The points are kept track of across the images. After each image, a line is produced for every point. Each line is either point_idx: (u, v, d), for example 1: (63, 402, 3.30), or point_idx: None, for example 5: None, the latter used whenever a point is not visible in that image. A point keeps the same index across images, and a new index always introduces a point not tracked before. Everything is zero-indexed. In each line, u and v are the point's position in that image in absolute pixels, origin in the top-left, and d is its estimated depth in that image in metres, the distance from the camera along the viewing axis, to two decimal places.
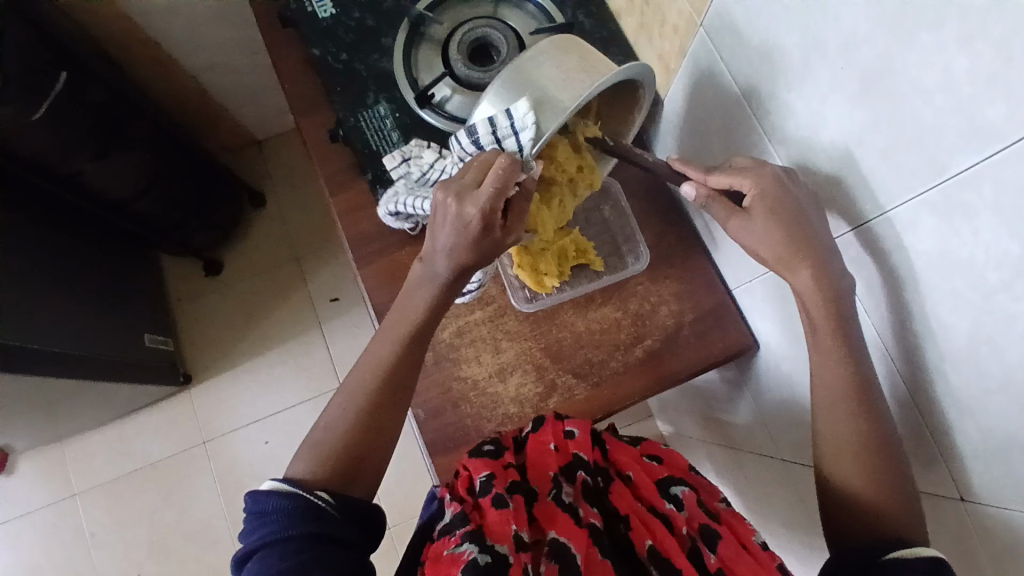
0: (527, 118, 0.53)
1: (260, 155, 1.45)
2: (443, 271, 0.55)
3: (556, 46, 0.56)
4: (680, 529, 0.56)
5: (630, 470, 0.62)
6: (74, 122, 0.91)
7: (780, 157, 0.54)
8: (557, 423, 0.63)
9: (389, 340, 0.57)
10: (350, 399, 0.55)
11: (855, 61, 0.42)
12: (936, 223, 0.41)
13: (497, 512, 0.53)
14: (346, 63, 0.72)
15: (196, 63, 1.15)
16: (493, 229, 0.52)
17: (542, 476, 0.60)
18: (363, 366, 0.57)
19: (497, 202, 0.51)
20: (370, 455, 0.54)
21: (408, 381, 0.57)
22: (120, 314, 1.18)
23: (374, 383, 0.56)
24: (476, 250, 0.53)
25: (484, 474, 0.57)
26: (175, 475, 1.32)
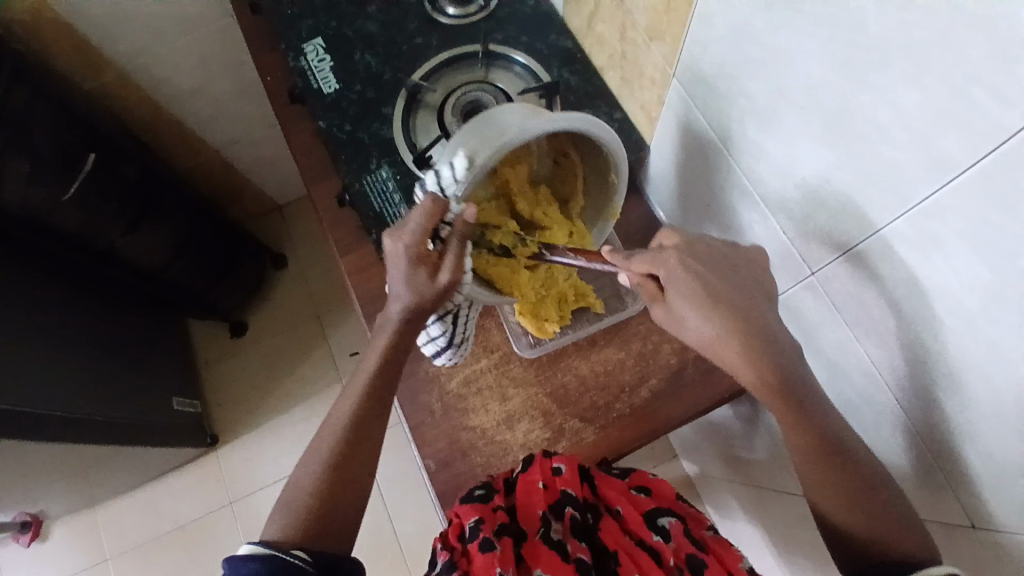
0: (461, 167, 0.55)
1: (282, 219, 1.52)
2: (394, 316, 0.58)
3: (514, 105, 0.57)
4: (667, 560, 0.56)
5: (618, 504, 0.61)
6: (105, 199, 0.98)
7: (758, 197, 0.56)
8: (545, 461, 0.61)
9: (350, 394, 0.59)
10: (315, 458, 0.56)
11: (815, 103, 0.44)
12: (909, 253, 0.42)
13: (484, 556, 0.53)
14: (350, 132, 0.77)
15: (219, 138, 1.23)
16: (423, 266, 0.55)
17: (531, 516, 0.59)
18: (329, 422, 0.59)
19: (422, 237, 0.55)
20: (339, 510, 0.55)
21: (371, 431, 0.58)
22: (149, 379, 1.23)
23: (337, 439, 0.57)
24: (411, 290, 0.55)
25: (473, 519, 0.56)
26: (202, 536, 1.33)
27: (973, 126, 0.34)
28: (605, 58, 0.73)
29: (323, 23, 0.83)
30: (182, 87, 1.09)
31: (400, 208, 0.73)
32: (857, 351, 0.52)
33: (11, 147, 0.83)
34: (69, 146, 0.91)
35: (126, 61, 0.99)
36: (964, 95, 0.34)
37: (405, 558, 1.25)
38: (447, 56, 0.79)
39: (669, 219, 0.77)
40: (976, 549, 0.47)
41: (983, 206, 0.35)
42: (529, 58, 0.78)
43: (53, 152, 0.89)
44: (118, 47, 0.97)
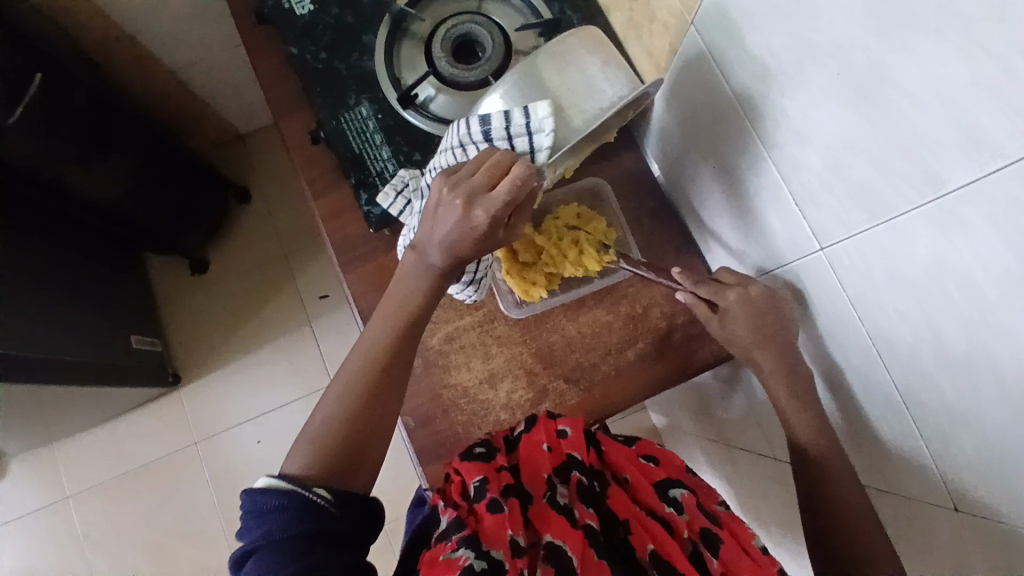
0: (545, 118, 0.52)
1: (245, 150, 1.41)
2: (439, 260, 0.54)
3: (584, 43, 0.56)
4: (680, 533, 0.57)
5: (628, 472, 0.62)
6: (53, 130, 0.88)
7: (772, 162, 0.53)
8: (549, 422, 0.61)
9: (384, 330, 0.57)
10: (344, 391, 0.55)
11: (848, 67, 0.41)
12: (932, 234, 0.40)
13: (493, 517, 0.53)
14: (326, 62, 0.69)
15: (176, 58, 1.11)
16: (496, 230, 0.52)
17: (536, 477, 0.59)
18: (359, 355, 0.57)
19: (508, 210, 0.50)
20: (369, 443, 0.54)
21: (406, 364, 0.57)
22: (106, 318, 1.16)
23: (372, 375, 0.55)
24: (471, 242, 0.52)
25: (477, 478, 0.56)
26: (168, 475, 1.31)
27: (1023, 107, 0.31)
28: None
29: None
30: (138, 1, 0.96)
31: (382, 151, 0.68)
32: (855, 327, 0.51)
33: None
34: (12, 66, 0.80)
35: None
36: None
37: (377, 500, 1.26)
38: None
39: (666, 178, 0.74)
40: (952, 528, 0.49)
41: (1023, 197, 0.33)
42: None
43: None
44: None
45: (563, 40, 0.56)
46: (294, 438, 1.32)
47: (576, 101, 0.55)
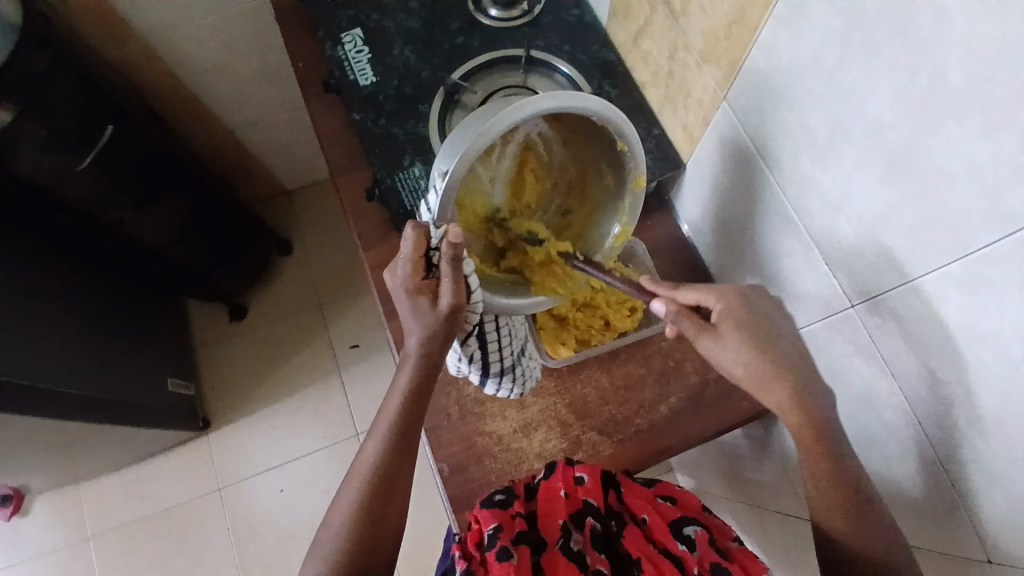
0: (438, 186, 0.57)
1: (290, 205, 1.50)
2: (413, 352, 0.58)
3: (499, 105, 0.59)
4: (691, 570, 0.55)
5: (643, 512, 0.60)
6: (116, 174, 0.95)
7: (803, 226, 0.56)
8: (567, 469, 0.62)
9: (377, 438, 0.58)
10: (348, 501, 0.55)
11: (880, 144, 0.45)
12: (962, 297, 0.42)
13: (501, 566, 0.52)
14: (385, 127, 0.76)
15: (236, 118, 1.22)
16: (422, 298, 0.56)
17: (551, 524, 0.58)
18: (359, 466, 0.57)
19: (413, 268, 0.56)
20: (377, 548, 0.54)
21: (405, 468, 0.57)
22: (147, 358, 1.20)
23: (372, 482, 0.56)
24: (421, 321, 0.56)
25: (491, 525, 0.56)
26: (189, 520, 1.31)
27: None
28: (648, 74, 0.73)
29: (363, 14, 0.82)
30: (203, 65, 1.08)
31: None
32: (891, 385, 0.52)
33: (29, 116, 0.80)
34: (88, 116, 0.89)
35: (153, 34, 0.98)
36: None
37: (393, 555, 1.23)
38: (487, 58, 0.79)
39: (698, 240, 0.77)
40: None
41: None
42: (571, 68, 0.78)
43: (72, 120, 0.86)
44: (147, 19, 0.96)
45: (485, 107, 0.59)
46: (314, 488, 1.31)
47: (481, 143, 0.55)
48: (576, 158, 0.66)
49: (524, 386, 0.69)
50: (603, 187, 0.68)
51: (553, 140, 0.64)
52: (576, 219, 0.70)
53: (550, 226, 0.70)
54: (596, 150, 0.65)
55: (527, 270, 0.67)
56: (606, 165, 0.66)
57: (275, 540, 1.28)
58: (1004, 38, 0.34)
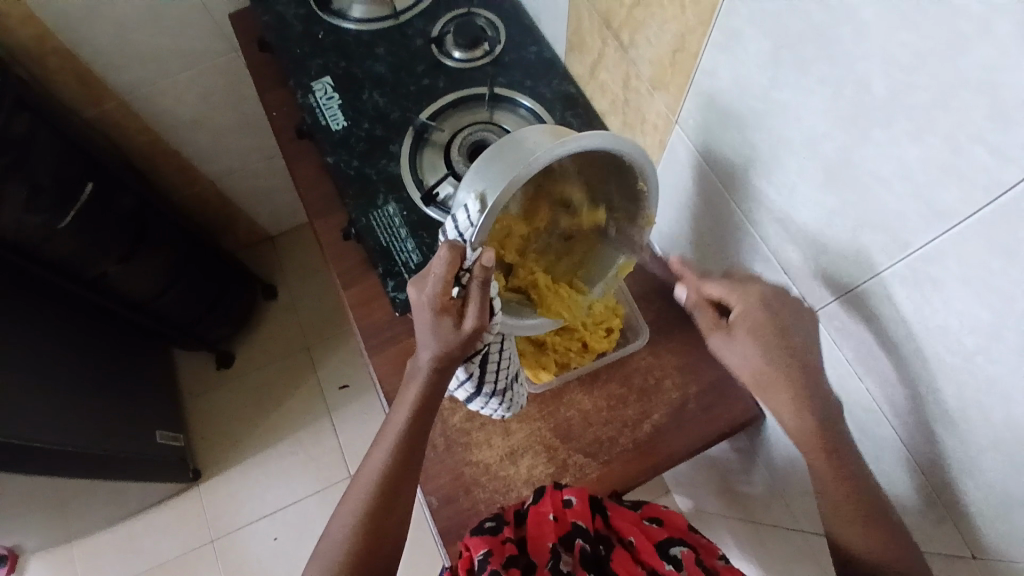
0: (475, 210, 0.54)
1: (273, 250, 1.52)
2: (425, 363, 0.57)
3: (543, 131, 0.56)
4: None
5: (631, 534, 0.60)
6: (98, 232, 0.97)
7: (760, 237, 0.58)
8: (556, 493, 0.61)
9: (384, 445, 0.58)
10: (349, 511, 0.56)
11: (818, 154, 0.47)
12: (909, 293, 0.44)
13: None
14: (358, 168, 0.78)
15: (216, 169, 1.24)
16: (447, 317, 0.54)
17: (541, 547, 0.58)
18: (364, 472, 0.58)
19: (444, 288, 0.53)
20: (373, 563, 0.54)
21: (407, 480, 0.57)
22: (135, 411, 1.20)
23: (374, 490, 0.56)
24: (441, 340, 0.55)
25: (482, 551, 0.56)
26: (183, 575, 1.28)
27: (972, 180, 0.36)
28: (607, 103, 0.77)
29: (331, 62, 0.86)
30: (182, 119, 1.11)
31: (408, 243, 0.74)
32: (857, 386, 0.53)
33: (9, 176, 0.82)
34: (67, 174, 0.90)
35: (131, 92, 1.01)
36: (966, 152, 0.36)
37: None
38: (453, 97, 0.82)
39: (669, 260, 0.79)
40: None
41: (982, 256, 0.38)
42: (534, 102, 0.81)
43: (51, 179, 0.88)
44: (124, 78, 0.99)
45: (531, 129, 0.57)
46: (309, 533, 1.29)
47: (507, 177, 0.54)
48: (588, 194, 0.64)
49: (508, 409, 0.68)
50: (611, 224, 0.67)
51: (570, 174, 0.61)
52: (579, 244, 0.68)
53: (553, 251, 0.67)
54: (614, 185, 0.63)
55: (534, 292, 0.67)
56: (624, 206, 0.65)
57: None
58: (912, 49, 0.36)
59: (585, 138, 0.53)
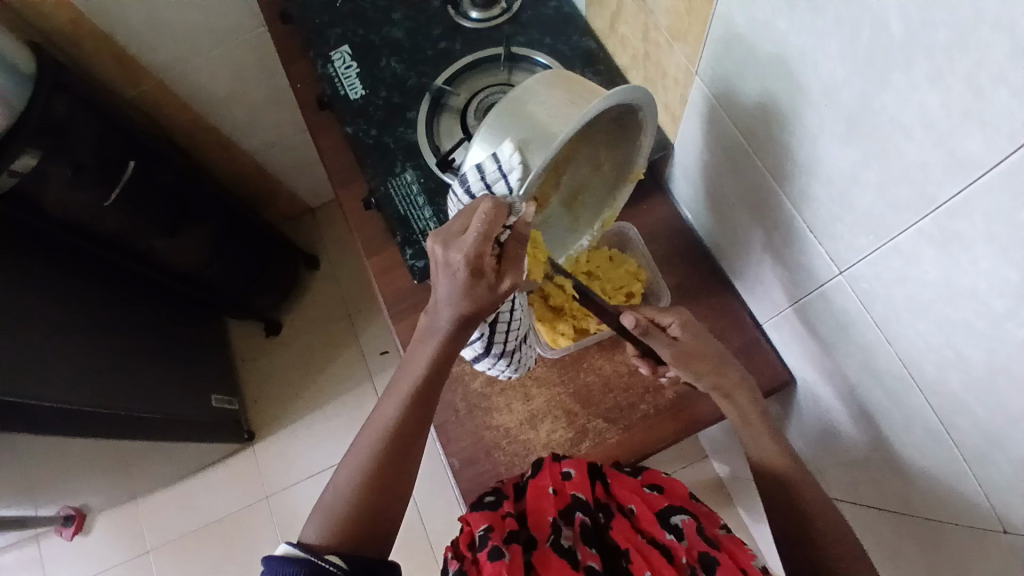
0: (513, 160, 0.53)
1: (314, 222, 1.56)
2: (443, 324, 0.55)
3: (545, 82, 0.55)
4: (679, 558, 0.55)
5: (631, 503, 0.59)
6: (145, 207, 1.03)
7: (785, 196, 0.55)
8: (553, 466, 0.60)
9: (396, 400, 0.58)
10: (358, 462, 0.56)
11: (837, 103, 0.43)
12: (936, 253, 0.40)
13: (491, 564, 0.53)
14: (377, 137, 0.79)
15: (253, 143, 1.28)
16: (483, 278, 0.51)
17: (541, 522, 0.59)
18: (374, 424, 0.58)
19: (483, 247, 0.50)
20: (381, 514, 0.55)
21: (417, 438, 0.58)
22: (190, 377, 1.28)
23: (386, 445, 0.57)
24: (469, 300, 0.52)
25: (482, 527, 0.56)
26: (241, 527, 1.38)
27: (997, 126, 0.33)
28: (628, 58, 0.73)
29: (350, 31, 0.85)
30: (218, 96, 1.14)
31: (425, 211, 0.74)
32: (884, 351, 0.50)
33: (52, 157, 0.87)
34: (108, 153, 0.95)
35: (165, 69, 1.05)
36: (988, 95, 0.32)
37: (432, 554, 1.25)
38: (469, 60, 0.80)
39: (697, 221, 0.76)
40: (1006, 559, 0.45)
41: (1010, 210, 0.34)
42: (551, 59, 0.78)
43: (93, 157, 0.92)
44: (157, 56, 1.02)
45: (525, 83, 0.56)
46: None
47: (544, 129, 0.53)
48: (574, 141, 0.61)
49: (516, 370, 0.68)
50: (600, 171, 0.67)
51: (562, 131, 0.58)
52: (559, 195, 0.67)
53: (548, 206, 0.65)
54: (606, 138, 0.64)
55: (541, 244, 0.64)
56: (614, 154, 0.65)
57: None
58: None
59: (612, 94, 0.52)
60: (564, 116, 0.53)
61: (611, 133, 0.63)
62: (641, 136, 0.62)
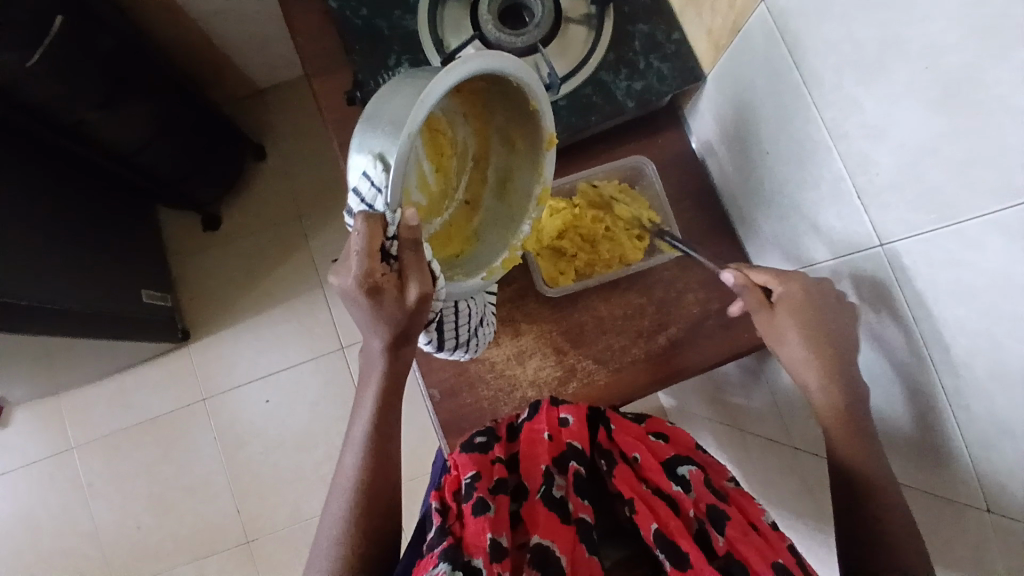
0: (377, 172, 0.43)
1: (263, 105, 1.37)
2: (379, 348, 0.53)
3: (392, 85, 0.47)
4: (685, 510, 0.54)
5: (636, 451, 0.59)
6: (80, 72, 0.86)
7: (836, 153, 0.51)
8: (551, 411, 0.62)
9: (355, 447, 0.56)
10: (333, 512, 0.54)
11: (937, 66, 0.39)
12: (1005, 244, 0.38)
13: (476, 520, 0.50)
14: (367, 19, 0.66)
15: (203, 6, 1.04)
16: (385, 295, 0.47)
17: (534, 470, 0.57)
18: (340, 476, 0.56)
19: (371, 263, 0.46)
20: (369, 550, 0.53)
21: (386, 471, 0.56)
22: (119, 270, 1.14)
23: (355, 485, 0.55)
24: (389, 317, 0.49)
25: (469, 474, 0.55)
26: (175, 429, 1.31)
27: None
28: None
29: None
30: None
31: None
32: (906, 327, 0.49)
33: None
34: (42, 7, 0.78)
35: None
36: None
37: None
38: None
39: (714, 166, 0.73)
40: (978, 528, 0.48)
41: None
42: None
43: (28, 14, 0.77)
44: None
45: (375, 94, 0.47)
46: (300, 400, 1.31)
47: (387, 126, 0.44)
48: (477, 132, 0.57)
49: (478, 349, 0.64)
50: (514, 153, 0.58)
51: (453, 113, 0.54)
52: (477, 189, 0.58)
53: (463, 203, 0.58)
54: (500, 110, 0.56)
55: (450, 245, 0.56)
56: (520, 128, 0.56)
57: (263, 449, 1.30)
58: None
59: (443, 74, 0.44)
60: (398, 108, 0.44)
61: (504, 108, 0.55)
62: (529, 100, 0.53)
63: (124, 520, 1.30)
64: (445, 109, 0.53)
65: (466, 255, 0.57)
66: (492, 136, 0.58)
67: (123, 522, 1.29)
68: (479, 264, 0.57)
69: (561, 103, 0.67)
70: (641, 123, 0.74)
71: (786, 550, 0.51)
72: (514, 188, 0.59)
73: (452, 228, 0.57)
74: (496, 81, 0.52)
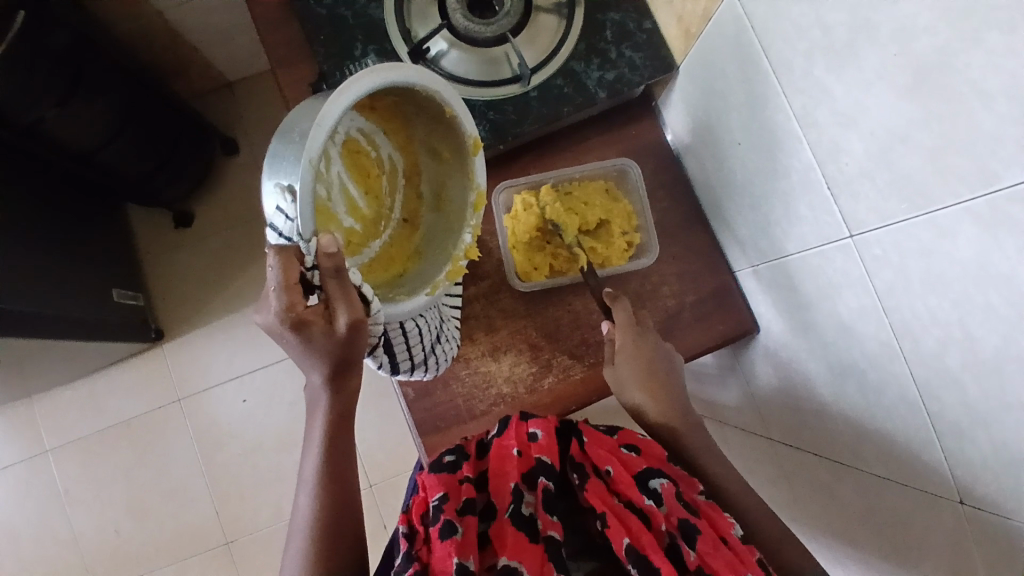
0: (286, 203, 0.45)
1: (232, 98, 1.34)
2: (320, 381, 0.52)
3: (297, 112, 0.49)
4: (658, 525, 0.54)
5: (607, 464, 0.59)
6: (31, 68, 0.83)
7: (805, 141, 0.50)
8: (520, 427, 0.61)
9: (309, 483, 0.55)
10: (291, 551, 0.54)
11: (909, 51, 0.38)
12: (978, 232, 0.37)
13: (441, 544, 0.49)
14: (331, 8, 0.65)
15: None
16: (312, 328, 0.45)
17: (502, 488, 0.56)
18: (298, 512, 0.55)
19: (292, 298, 0.44)
20: None
21: (343, 503, 0.55)
22: (89, 271, 1.11)
23: (312, 520, 0.54)
24: (321, 349, 0.47)
25: (437, 497, 0.54)
26: (150, 432, 1.29)
27: None
28: None
29: None
30: None
31: None
32: (878, 319, 0.49)
33: None
34: None
35: None
36: None
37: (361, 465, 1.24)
38: None
39: (687, 156, 0.72)
40: (955, 520, 0.47)
41: None
42: None
43: None
44: None
45: (283, 122, 0.50)
46: (278, 400, 1.29)
47: (290, 154, 0.46)
48: (403, 148, 0.59)
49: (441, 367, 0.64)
50: (444, 164, 0.60)
51: (374, 134, 0.57)
52: (415, 205, 0.61)
53: (402, 219, 0.60)
54: (421, 123, 0.58)
55: (393, 265, 0.58)
56: (444, 138, 0.58)
57: (241, 450, 1.28)
58: None
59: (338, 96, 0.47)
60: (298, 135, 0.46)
61: (426, 120, 0.57)
62: (444, 108, 0.55)
63: (100, 526, 1.27)
64: (364, 130, 0.55)
65: (411, 271, 0.59)
66: (421, 149, 0.59)
67: (101, 529, 1.27)
68: (423, 278, 0.58)
69: (532, 94, 0.65)
70: (613, 114, 0.73)
71: (754, 562, 0.52)
72: (450, 200, 0.60)
73: (393, 247, 0.59)
74: (408, 95, 0.54)
